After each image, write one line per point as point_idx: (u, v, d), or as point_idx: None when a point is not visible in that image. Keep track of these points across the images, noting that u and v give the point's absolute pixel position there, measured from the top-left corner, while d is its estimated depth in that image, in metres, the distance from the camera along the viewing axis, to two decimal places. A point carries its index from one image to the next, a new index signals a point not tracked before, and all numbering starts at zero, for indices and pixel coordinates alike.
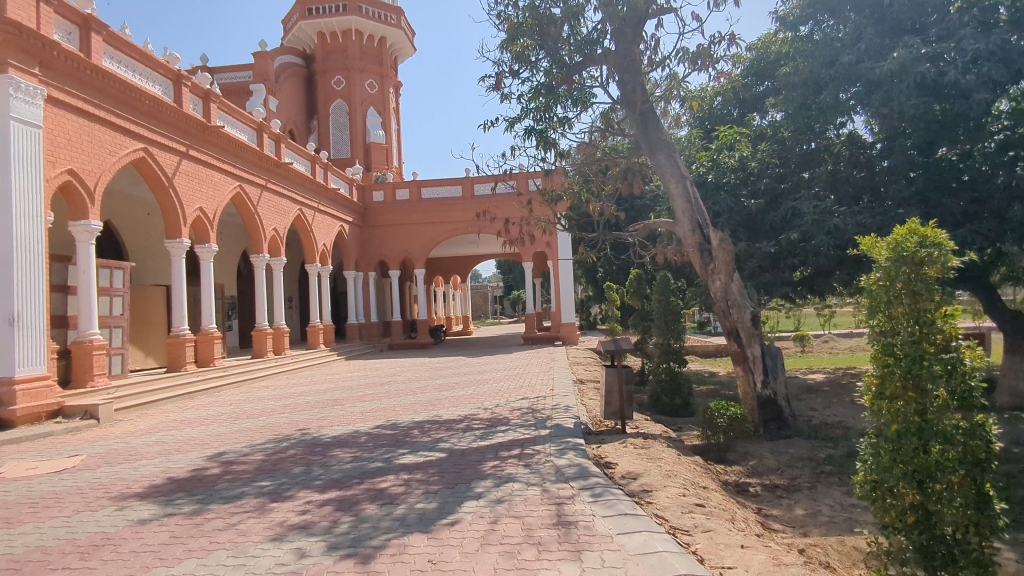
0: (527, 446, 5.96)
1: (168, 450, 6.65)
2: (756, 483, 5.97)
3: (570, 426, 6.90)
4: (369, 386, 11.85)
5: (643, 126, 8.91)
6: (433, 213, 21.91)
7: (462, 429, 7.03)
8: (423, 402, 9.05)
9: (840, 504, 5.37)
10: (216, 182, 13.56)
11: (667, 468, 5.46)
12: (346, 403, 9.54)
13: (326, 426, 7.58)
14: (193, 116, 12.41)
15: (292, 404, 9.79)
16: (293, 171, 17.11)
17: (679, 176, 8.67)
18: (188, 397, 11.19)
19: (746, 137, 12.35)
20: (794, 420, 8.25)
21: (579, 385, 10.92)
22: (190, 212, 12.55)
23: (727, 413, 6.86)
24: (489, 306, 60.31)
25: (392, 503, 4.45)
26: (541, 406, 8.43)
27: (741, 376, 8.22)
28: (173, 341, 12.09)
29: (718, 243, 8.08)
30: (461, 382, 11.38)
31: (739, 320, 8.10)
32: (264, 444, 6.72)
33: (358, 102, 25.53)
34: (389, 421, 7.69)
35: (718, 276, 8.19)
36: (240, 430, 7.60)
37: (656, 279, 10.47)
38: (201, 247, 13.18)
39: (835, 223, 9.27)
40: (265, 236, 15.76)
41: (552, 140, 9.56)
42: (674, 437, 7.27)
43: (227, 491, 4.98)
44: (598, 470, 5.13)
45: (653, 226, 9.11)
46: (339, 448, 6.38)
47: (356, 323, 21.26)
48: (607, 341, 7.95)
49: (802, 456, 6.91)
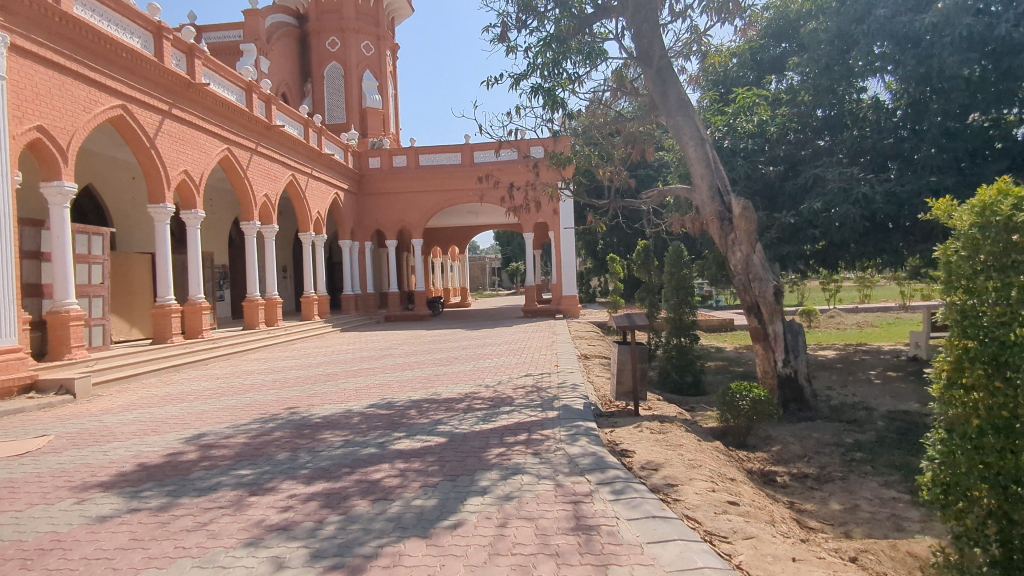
0: (535, 431, 5.46)
1: (144, 430, 6.13)
2: (783, 472, 5.48)
3: (579, 408, 6.40)
4: (364, 360, 11.31)
5: (660, 84, 8.24)
6: (431, 180, 21.19)
7: (463, 409, 6.52)
8: (420, 379, 8.54)
9: (879, 498, 4.88)
10: (202, 144, 12.82)
11: (690, 457, 4.96)
12: (339, 378, 9.03)
13: (317, 404, 7.06)
14: (176, 73, 11.63)
15: (282, 379, 9.27)
16: (285, 135, 16.34)
17: (698, 138, 8.02)
18: (174, 370, 10.68)
19: (764, 101, 11.65)
20: (815, 401, 7.74)
21: (584, 361, 10.43)
22: (174, 176, 11.86)
23: (749, 396, 6.32)
24: (487, 279, 59.74)
25: (386, 499, 3.93)
26: (546, 384, 7.92)
27: (761, 354, 7.70)
28: (158, 311, 11.52)
29: (740, 212, 7.47)
30: (460, 357, 10.88)
31: (761, 295, 7.53)
32: (249, 424, 6.19)
33: (354, 65, 24.59)
34: (385, 400, 7.17)
35: (739, 248, 7.61)
36: (224, 409, 7.07)
37: (668, 251, 9.86)
38: (187, 213, 12.50)
39: (864, 191, 8.69)
40: (255, 202, 15.06)
41: (561, 99, 8.90)
42: (690, 419, 6.78)
43: (202, 481, 4.46)
44: (615, 460, 4.62)
45: (670, 193, 8.47)
46: (329, 430, 5.86)
47: (352, 294, 20.68)
48: (620, 316, 7.34)
49: (829, 441, 6.42)
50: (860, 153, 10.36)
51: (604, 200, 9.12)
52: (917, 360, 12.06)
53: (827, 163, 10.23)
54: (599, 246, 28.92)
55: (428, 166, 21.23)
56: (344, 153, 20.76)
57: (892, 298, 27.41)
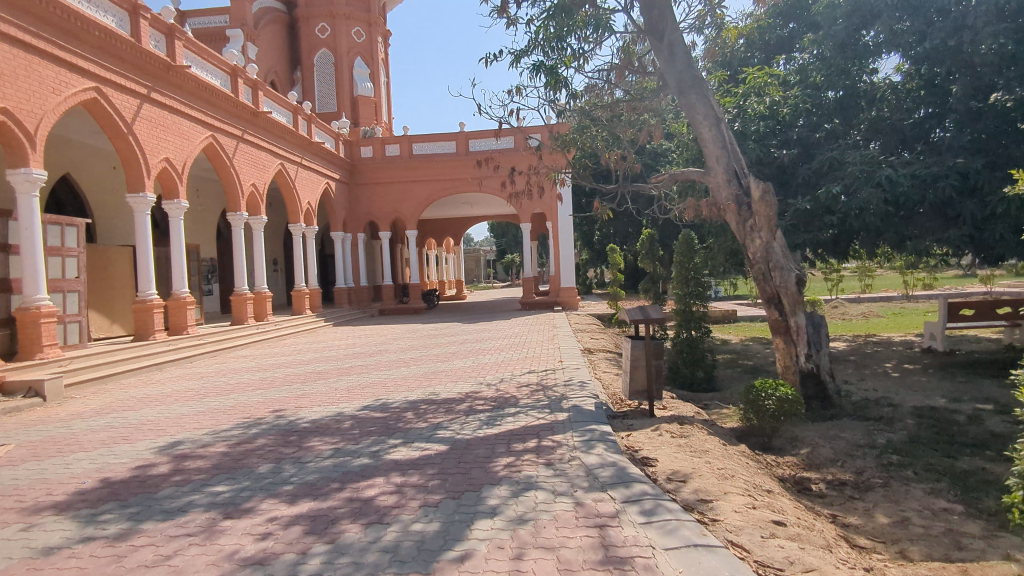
0: (545, 437, 4.94)
1: (114, 439, 5.58)
2: (817, 479, 5.00)
3: (591, 409, 5.89)
4: (357, 357, 10.74)
5: (671, 60, 7.67)
6: (428, 169, 20.60)
7: (464, 412, 5.99)
8: (417, 377, 8.01)
9: (929, 510, 4.39)
10: (184, 131, 12.18)
11: (718, 466, 4.46)
12: (330, 377, 8.49)
13: (305, 407, 6.52)
14: (153, 54, 11.00)
15: (270, 377, 8.73)
16: (273, 122, 15.69)
17: (713, 118, 7.48)
18: (157, 369, 10.11)
19: (775, 81, 11.12)
20: (838, 398, 7.26)
21: (588, 356, 9.91)
22: (155, 164, 11.23)
23: (775, 395, 5.84)
24: (482, 271, 59.22)
25: (380, 523, 3.40)
26: (551, 381, 7.40)
27: (781, 349, 7.23)
28: (140, 306, 10.93)
29: (760, 196, 6.91)
30: (458, 352, 10.34)
31: (783, 285, 7.02)
32: (230, 431, 5.65)
33: (344, 52, 23.87)
34: (379, 401, 6.65)
35: (758, 235, 7.08)
36: (205, 412, 6.52)
37: (677, 239, 9.28)
38: (168, 203, 11.85)
39: (887, 173, 8.20)
40: (243, 192, 14.43)
41: (564, 78, 8.35)
42: (709, 420, 6.28)
43: (170, 500, 3.91)
44: (638, 472, 4.11)
45: (681, 177, 7.93)
46: (318, 437, 5.33)
47: (345, 287, 20.08)
48: (632, 309, 6.74)
49: (860, 442, 5.94)
50: (878, 134, 9.90)
51: (612, 185, 8.55)
52: (933, 352, 11.59)
53: (842, 146, 9.77)
54: (597, 237, 28.47)
55: (422, 155, 20.63)
56: (335, 141, 20.11)
57: (894, 288, 26.99)
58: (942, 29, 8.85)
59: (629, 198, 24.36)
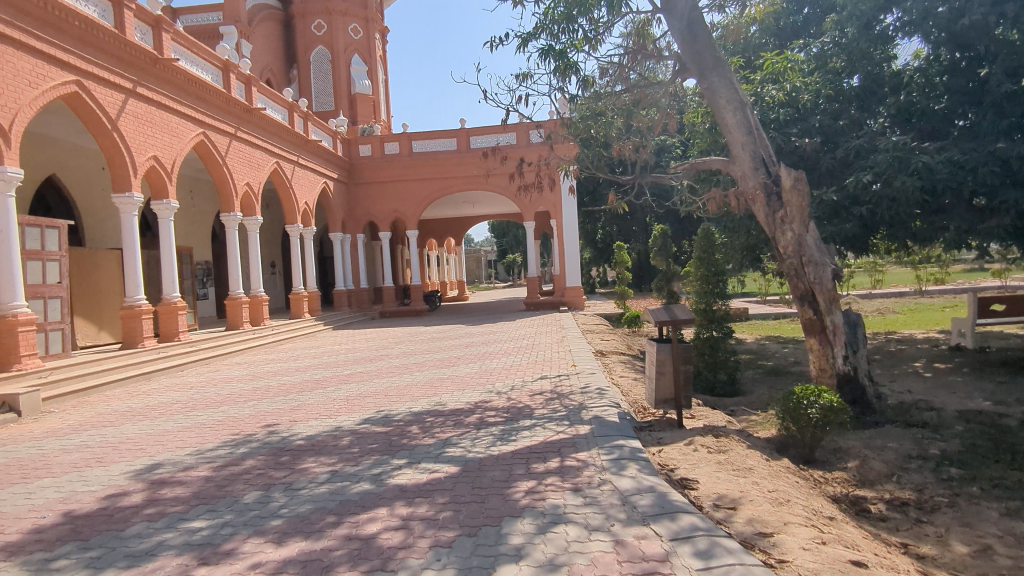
0: (569, 455, 4.39)
1: (88, 461, 5.03)
2: (875, 499, 4.44)
3: (614, 420, 5.34)
4: (357, 362, 10.19)
5: (691, 40, 7.08)
6: (429, 167, 20.04)
7: (475, 425, 5.44)
8: (421, 386, 7.46)
9: (1012, 536, 3.83)
10: (173, 128, 11.63)
11: (769, 489, 3.90)
12: (329, 385, 7.96)
13: (301, 421, 5.98)
14: (139, 47, 10.46)
15: (265, 387, 8.19)
16: (267, 119, 15.14)
17: (737, 101, 6.91)
18: (145, 379, 9.57)
19: (794, 67, 10.58)
20: (878, 403, 6.68)
21: (602, 359, 9.35)
22: (142, 162, 10.68)
23: (819, 403, 5.20)
24: (483, 272, 58.79)
25: (384, 570, 2.84)
26: (566, 389, 6.84)
27: (816, 350, 6.66)
28: (127, 312, 10.39)
29: (792, 184, 6.33)
30: (464, 357, 9.78)
31: (818, 281, 6.43)
32: (216, 450, 5.09)
33: (342, 49, 23.32)
34: (381, 414, 6.09)
35: (789, 227, 6.50)
36: (190, 428, 5.97)
37: (696, 233, 8.70)
38: (157, 203, 11.31)
39: (924, 160, 7.59)
40: (236, 192, 13.86)
41: (574, 63, 7.80)
42: (743, 430, 5.72)
43: (139, 539, 3.36)
44: (681, 498, 3.57)
45: (702, 166, 7.38)
46: (313, 457, 4.78)
47: (345, 290, 19.53)
48: (657, 308, 6.04)
49: (912, 453, 5.37)
50: (909, 120, 9.44)
51: (628, 175, 7.98)
52: (962, 350, 11.03)
53: (870, 134, 9.26)
54: (601, 235, 27.99)
55: (422, 152, 20.08)
56: (333, 140, 19.57)
57: (905, 283, 26.44)
58: (979, 7, 8.33)
59: (650, 191, 23.76)
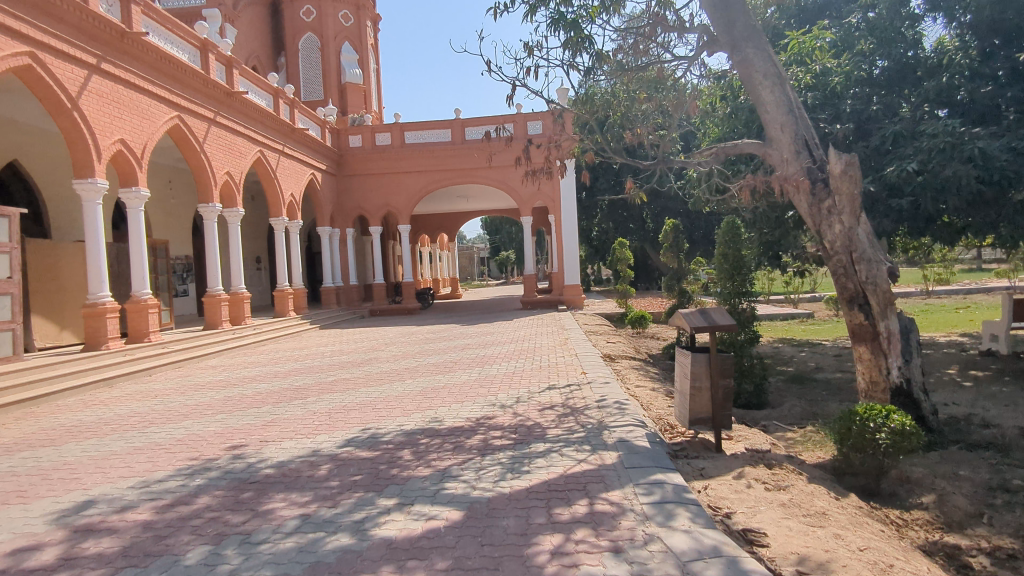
0: (599, 496, 3.54)
1: (9, 495, 4.13)
2: (974, 548, 3.61)
3: (643, 446, 4.50)
4: (343, 367, 9.30)
5: (722, 8, 6.22)
6: (422, 158, 19.12)
7: (478, 451, 4.58)
8: (413, 397, 6.59)
9: None
10: (143, 109, 10.65)
11: (858, 547, 3.06)
12: (309, 395, 7.07)
13: (273, 441, 5.10)
14: (103, 18, 9.48)
15: (238, 396, 7.29)
16: (249, 104, 14.17)
17: (775, 76, 6.08)
18: (107, 385, 8.64)
19: (822, 46, 9.76)
20: (935, 418, 5.87)
21: (612, 365, 8.53)
22: (107, 146, 9.70)
23: (887, 426, 4.37)
24: (475, 270, 57.98)
25: None
26: (579, 402, 5.98)
27: (866, 358, 5.84)
28: (90, 311, 9.43)
29: (843, 169, 5.49)
30: (462, 362, 8.92)
31: (871, 281, 5.61)
32: (165, 483, 4.20)
33: (331, 36, 22.29)
34: (367, 433, 5.22)
35: (838, 219, 5.67)
36: (142, 450, 5.07)
37: (719, 226, 7.93)
38: (125, 191, 10.34)
39: (980, 146, 6.88)
40: (215, 181, 12.88)
41: (587, 36, 6.97)
42: (791, 456, 4.90)
43: None
44: (756, 564, 2.73)
45: (733, 151, 6.59)
46: (282, 492, 3.91)
47: (333, 287, 18.60)
48: (691, 313, 5.15)
49: (993, 484, 4.56)
50: (951, 106, 8.71)
51: (649, 161, 7.19)
52: (994, 355, 10.29)
53: (908, 119, 8.47)
54: (598, 232, 27.26)
55: (416, 144, 19.19)
56: (321, 129, 18.60)
57: (911, 284, 25.71)
58: None
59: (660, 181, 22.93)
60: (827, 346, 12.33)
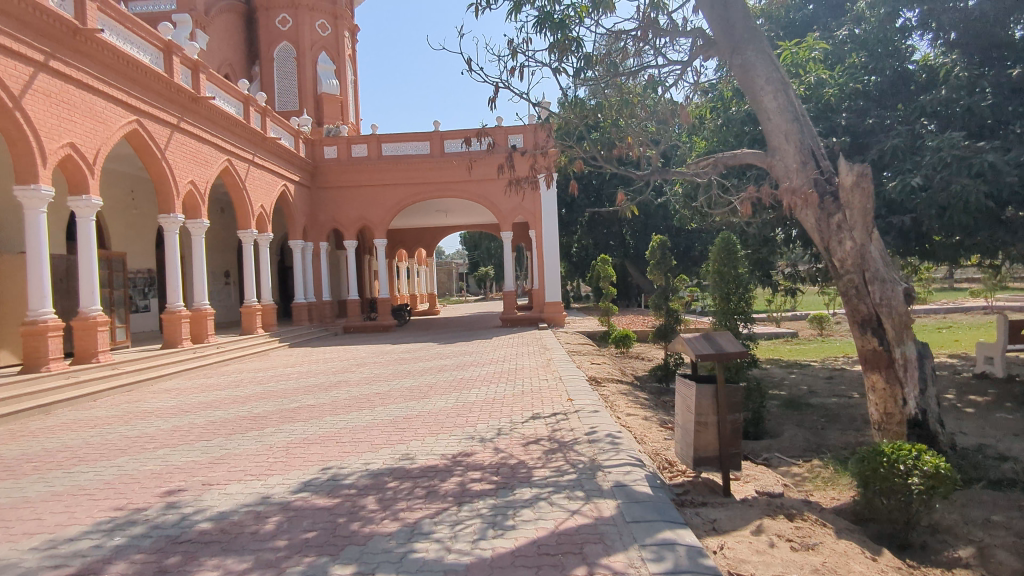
0: (599, 564, 2.94)
1: None
2: None
3: (644, 492, 3.92)
4: (309, 391, 8.58)
5: (721, 8, 5.81)
6: (399, 170, 18.53)
7: (454, 498, 3.95)
8: (383, 428, 5.94)
9: None
10: (97, 112, 9.91)
11: None
12: (267, 425, 6.36)
13: (217, 485, 4.40)
14: (54, 13, 8.77)
15: (188, 426, 6.55)
16: (217, 111, 13.46)
17: (778, 81, 5.64)
18: (45, 412, 7.82)
19: (814, 58, 9.47)
20: (954, 453, 5.39)
21: (599, 390, 7.97)
22: (54, 150, 8.94)
23: (918, 469, 3.86)
24: (453, 285, 57.39)
25: None
26: (567, 436, 5.38)
27: (880, 388, 5.34)
28: (29, 330, 8.57)
29: (855, 181, 5.05)
30: (438, 386, 8.28)
31: (886, 302, 5.15)
32: (77, 544, 3.49)
33: (308, 46, 21.68)
34: (327, 474, 4.56)
35: (849, 236, 5.21)
36: (60, 497, 4.34)
37: (714, 242, 7.48)
38: (74, 199, 9.55)
39: (989, 160, 6.58)
40: (177, 190, 12.12)
41: (575, 38, 6.51)
42: (807, 501, 4.35)
43: None
44: None
45: (731, 161, 6.14)
46: (217, 556, 3.24)
47: (305, 303, 17.82)
48: (694, 338, 4.65)
49: None
50: (949, 120, 8.46)
51: (641, 171, 6.71)
52: (990, 379, 9.93)
53: (906, 133, 8.15)
54: (578, 248, 26.93)
55: (393, 156, 18.60)
56: (295, 139, 17.91)
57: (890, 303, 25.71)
58: None
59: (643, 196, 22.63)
60: (816, 368, 11.94)
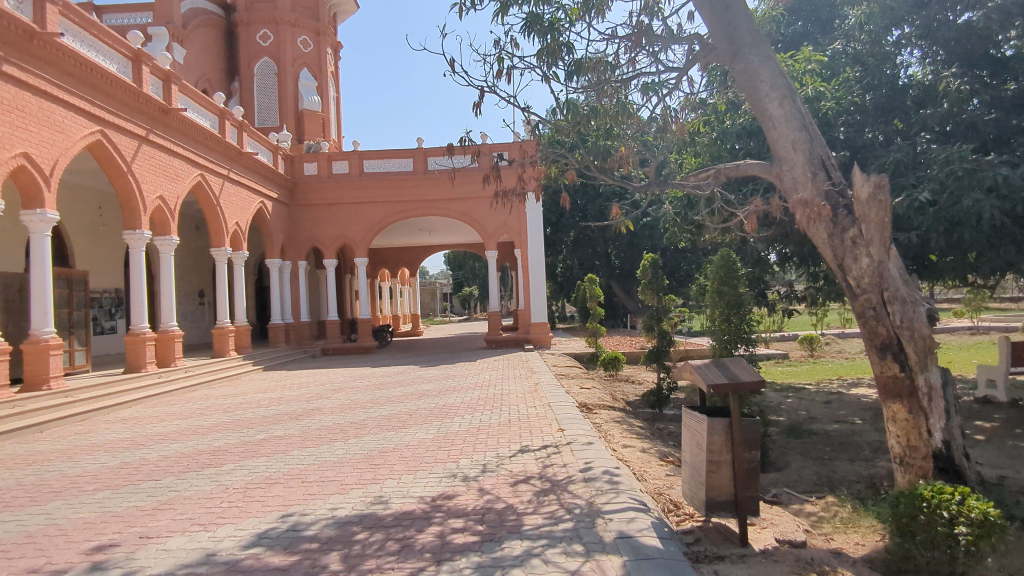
0: None
1: None
2: None
3: (655, 546, 3.39)
4: (279, 419, 7.93)
5: (721, 11, 5.46)
6: (381, 187, 18.03)
7: (431, 555, 3.38)
8: (355, 465, 5.34)
9: None
10: (55, 120, 9.30)
11: None
12: (226, 462, 5.72)
13: (156, 539, 3.78)
14: (9, 15, 8.22)
15: (137, 463, 5.89)
16: (189, 123, 12.89)
17: (784, 88, 5.26)
18: None
19: (809, 71, 9.22)
20: (982, 489, 4.91)
21: (591, 417, 7.44)
22: (4, 160, 8.31)
23: (965, 515, 3.37)
24: (437, 305, 56.65)
25: None
26: (560, 473, 4.84)
27: (901, 419, 4.87)
28: None
29: (872, 192, 4.65)
30: (418, 414, 7.69)
31: (906, 323, 4.72)
32: None
33: (289, 62, 21.25)
34: (286, 524, 3.96)
35: (865, 252, 4.80)
36: None
37: (712, 259, 7.05)
38: (27, 213, 8.89)
39: (1000, 174, 6.29)
40: (143, 205, 11.48)
41: (567, 42, 6.12)
42: (835, 551, 3.84)
43: None
44: None
45: (734, 172, 5.73)
46: None
47: (282, 323, 17.13)
48: (705, 365, 4.13)
49: None
50: (949, 135, 8.20)
51: (637, 183, 6.27)
52: (992, 403, 9.57)
53: (906, 148, 7.87)
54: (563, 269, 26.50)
55: (375, 173, 18.11)
56: (274, 155, 17.35)
57: None
58: None
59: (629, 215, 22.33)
60: (812, 391, 11.51)
